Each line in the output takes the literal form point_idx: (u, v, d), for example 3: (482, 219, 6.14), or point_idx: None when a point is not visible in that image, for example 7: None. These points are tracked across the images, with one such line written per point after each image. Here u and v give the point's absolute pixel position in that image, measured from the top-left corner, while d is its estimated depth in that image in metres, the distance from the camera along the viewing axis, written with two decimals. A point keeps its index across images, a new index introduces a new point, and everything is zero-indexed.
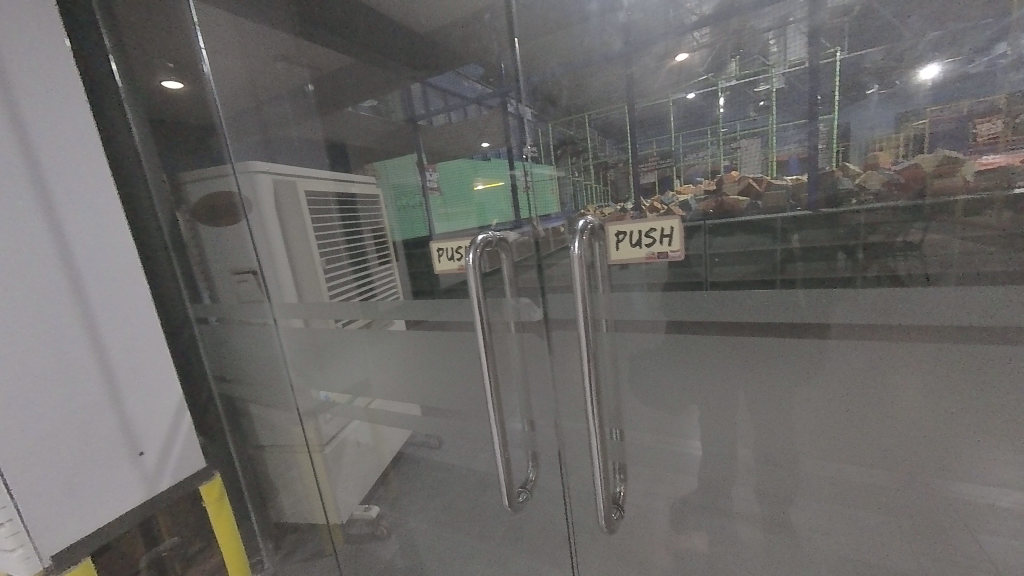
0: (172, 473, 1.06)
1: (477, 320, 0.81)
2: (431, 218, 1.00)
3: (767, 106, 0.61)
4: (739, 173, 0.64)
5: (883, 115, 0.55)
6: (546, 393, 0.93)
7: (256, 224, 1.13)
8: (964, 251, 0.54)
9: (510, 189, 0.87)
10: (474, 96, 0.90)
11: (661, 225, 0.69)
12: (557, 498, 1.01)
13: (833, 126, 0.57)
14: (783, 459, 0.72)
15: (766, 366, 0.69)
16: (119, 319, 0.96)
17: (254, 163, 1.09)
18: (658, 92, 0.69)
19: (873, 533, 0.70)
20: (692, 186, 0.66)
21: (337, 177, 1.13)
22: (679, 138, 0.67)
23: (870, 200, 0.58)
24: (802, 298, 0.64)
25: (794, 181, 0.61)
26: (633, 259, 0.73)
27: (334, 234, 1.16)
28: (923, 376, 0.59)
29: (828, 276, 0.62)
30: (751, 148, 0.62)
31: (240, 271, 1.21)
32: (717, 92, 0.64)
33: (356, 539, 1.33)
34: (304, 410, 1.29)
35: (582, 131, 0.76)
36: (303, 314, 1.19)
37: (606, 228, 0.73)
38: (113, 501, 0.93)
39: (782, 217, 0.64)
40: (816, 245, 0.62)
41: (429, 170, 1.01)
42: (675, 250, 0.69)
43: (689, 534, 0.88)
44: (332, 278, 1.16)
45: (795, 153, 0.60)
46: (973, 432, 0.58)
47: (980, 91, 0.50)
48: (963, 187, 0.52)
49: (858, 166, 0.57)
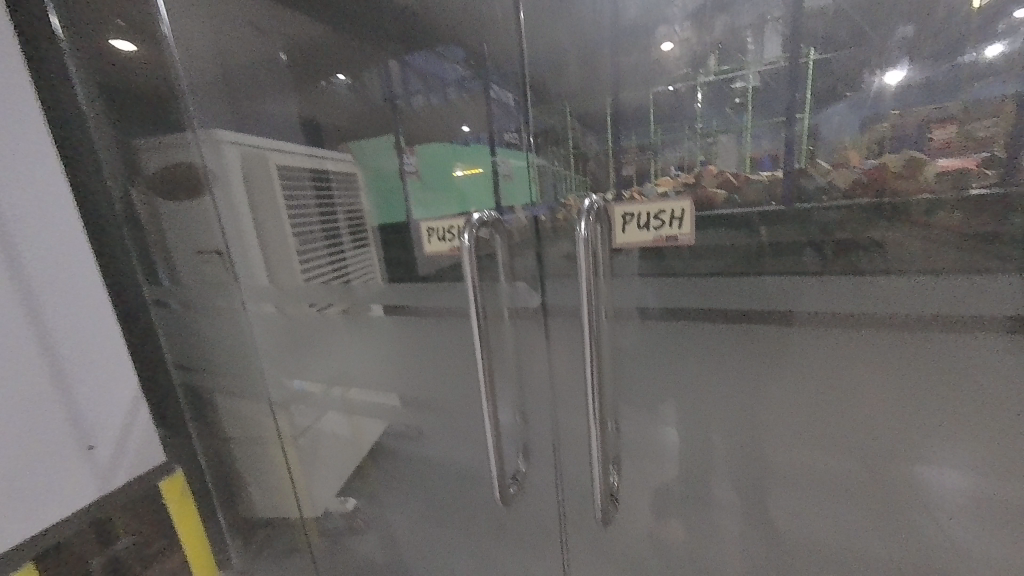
0: (127, 469, 1.09)
1: (471, 307, 0.81)
2: (410, 202, 0.96)
3: (743, 103, 0.63)
4: (716, 168, 0.65)
5: (851, 117, 0.58)
6: (540, 383, 0.92)
7: (223, 199, 1.09)
8: (926, 248, 0.57)
9: (492, 177, 0.85)
10: (455, 78, 0.86)
11: (670, 207, 0.68)
12: (547, 494, 0.99)
13: (805, 125, 0.60)
14: (757, 449, 0.75)
15: (752, 354, 0.71)
16: (70, 319, 0.98)
17: (223, 132, 1.05)
18: (642, 82, 0.69)
19: (848, 521, 0.72)
20: (671, 179, 0.68)
21: (312, 151, 1.03)
22: (659, 131, 0.68)
23: (839, 197, 0.60)
24: (773, 287, 0.66)
25: (769, 177, 0.63)
26: (637, 241, 0.72)
27: (308, 206, 1.05)
28: (879, 362, 0.63)
29: (797, 269, 0.64)
30: (729, 144, 0.64)
31: (203, 251, 1.13)
32: (697, 87, 0.66)
33: (330, 538, 1.27)
34: (276, 402, 1.22)
35: (563, 121, 0.76)
36: (275, 300, 1.14)
37: (611, 210, 0.71)
38: (67, 494, 0.97)
39: (759, 212, 0.64)
40: (789, 240, 0.64)
41: (408, 153, 0.95)
42: (686, 235, 0.69)
43: (672, 524, 0.87)
44: (305, 259, 1.08)
45: (767, 151, 0.63)
46: (929, 413, 0.62)
47: (940, 99, 0.54)
48: (923, 188, 0.56)
49: (828, 164, 0.60)
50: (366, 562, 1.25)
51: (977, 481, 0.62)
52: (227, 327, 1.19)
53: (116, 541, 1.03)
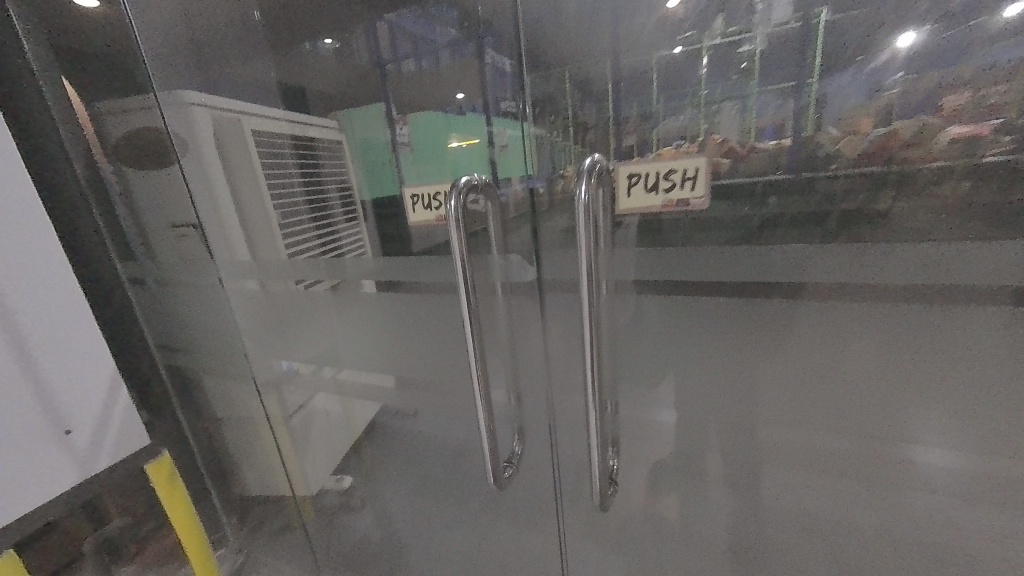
0: (110, 452, 1.04)
1: (460, 282, 0.78)
2: (403, 174, 0.91)
3: (749, 68, 0.60)
4: (720, 138, 0.62)
5: (858, 83, 0.55)
6: (536, 362, 0.92)
7: (196, 168, 1.06)
8: (931, 218, 0.55)
9: (487, 148, 0.81)
10: (446, 40, 0.81)
11: (682, 166, 0.64)
12: (541, 470, 1.02)
13: (812, 93, 0.58)
14: (745, 426, 0.76)
15: (753, 327, 0.70)
16: (28, 296, 0.89)
17: (191, 95, 1.01)
18: (645, 46, 0.65)
19: (837, 494, 0.74)
20: (674, 149, 0.65)
21: (292, 117, 0.98)
22: (660, 99, 0.65)
23: (846, 166, 0.58)
24: (778, 259, 0.64)
25: (776, 146, 0.60)
26: (645, 207, 0.68)
27: (291, 178, 1.03)
28: (875, 340, 0.63)
29: (801, 241, 0.62)
30: (732, 112, 0.62)
31: (179, 224, 1.12)
32: (701, 51, 0.62)
33: (328, 513, 1.32)
34: (264, 381, 1.25)
35: (562, 88, 0.72)
36: (258, 276, 1.14)
37: (616, 171, 0.68)
38: (42, 480, 0.93)
39: (764, 181, 0.62)
40: (793, 212, 0.62)
41: (401, 124, 0.90)
42: (700, 197, 0.65)
43: (664, 498, 0.89)
44: (288, 232, 1.07)
45: (772, 120, 0.60)
46: (917, 391, 0.63)
47: (952, 62, 0.51)
48: (930, 156, 0.54)
49: (835, 132, 0.57)
50: (363, 538, 1.30)
51: (951, 459, 0.64)
52: (218, 302, 1.20)
53: (110, 521, 1.05)
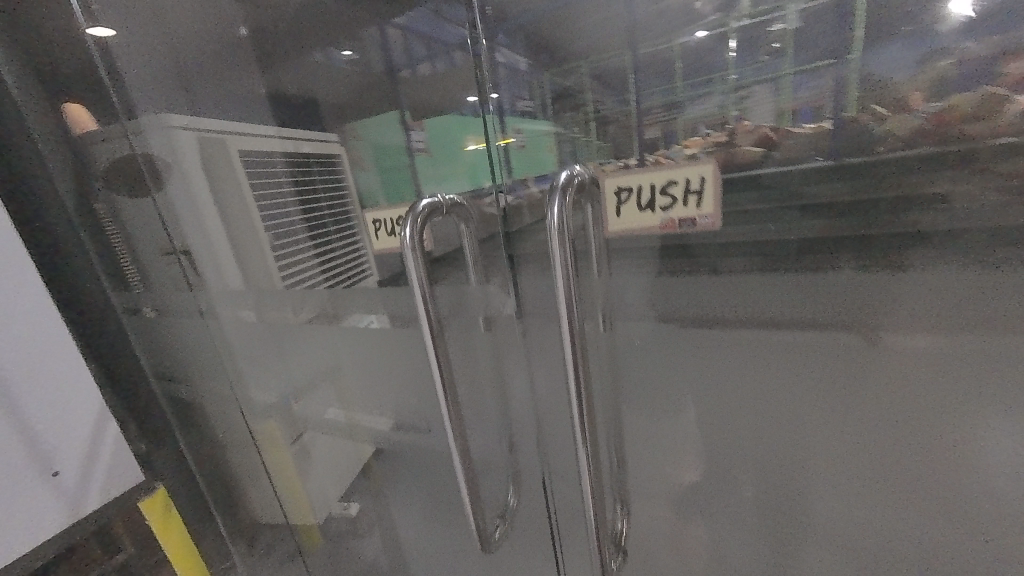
0: (99, 493, 0.93)
1: (421, 313, 0.75)
2: (422, 179, 0.86)
3: (781, 47, 0.56)
4: (750, 123, 0.58)
5: (907, 54, 0.51)
6: (523, 383, 0.91)
7: (183, 191, 0.97)
8: (992, 201, 0.54)
9: (501, 151, 0.76)
10: (459, 39, 0.78)
11: (687, 176, 0.59)
12: (535, 482, 0.95)
13: (854, 69, 0.53)
14: (800, 453, 0.72)
15: (833, 363, 0.66)
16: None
17: (174, 116, 0.93)
18: (665, 33, 0.61)
19: (895, 511, 0.69)
20: (700, 139, 0.59)
21: (283, 132, 0.95)
22: (685, 87, 0.60)
23: (899, 148, 0.55)
24: (846, 281, 0.62)
25: (813, 129, 0.57)
26: (637, 225, 0.63)
27: (284, 197, 0.99)
28: (940, 353, 0.61)
29: (849, 232, 0.60)
30: (763, 96, 0.57)
31: (168, 253, 1.03)
32: (729, 33, 0.58)
33: (335, 537, 1.22)
34: (258, 404, 1.14)
35: (580, 82, 0.67)
36: (254, 301, 1.06)
37: (603, 184, 0.63)
38: (21, 528, 0.81)
39: (801, 168, 0.59)
40: (842, 199, 0.59)
41: (417, 127, 0.87)
42: (704, 212, 0.60)
43: (693, 521, 0.83)
44: (284, 255, 1.00)
45: (808, 101, 0.56)
46: (990, 405, 0.60)
47: (1010, 25, 0.47)
48: (992, 133, 0.51)
49: (885, 109, 0.53)
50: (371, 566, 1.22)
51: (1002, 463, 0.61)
52: (212, 336, 1.09)
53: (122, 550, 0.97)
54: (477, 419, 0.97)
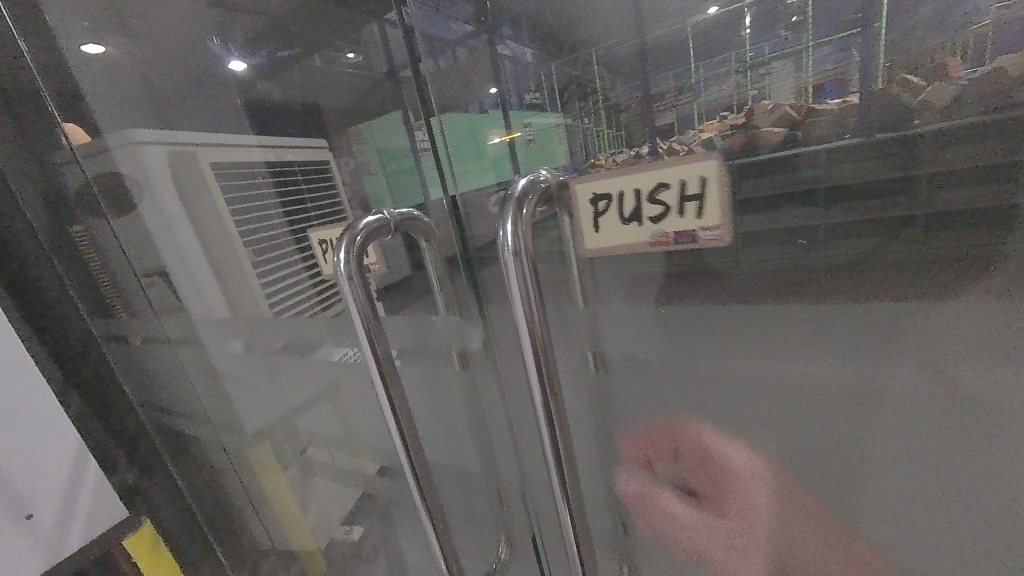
0: (82, 528, 0.78)
1: (364, 347, 0.76)
2: (428, 183, 0.89)
3: (801, 21, 0.49)
4: (770, 103, 0.51)
5: (942, 17, 0.44)
6: (523, 410, 0.94)
7: (152, 212, 0.88)
8: None
9: (507, 147, 0.73)
10: (461, 36, 0.76)
11: (686, 176, 0.52)
12: (516, 495, 1.03)
13: (881, 37, 0.46)
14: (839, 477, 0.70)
15: (875, 392, 0.67)
16: None
17: (133, 129, 0.85)
18: (675, 11, 0.56)
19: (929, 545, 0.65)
20: (717, 122, 0.53)
21: (264, 142, 0.92)
22: (698, 68, 0.54)
23: (937, 119, 0.49)
24: (878, 279, 0.64)
25: (841, 105, 0.50)
26: (622, 237, 0.58)
27: (270, 211, 0.95)
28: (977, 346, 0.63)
29: (875, 216, 0.58)
30: (784, 72, 0.50)
31: (144, 273, 0.92)
32: (745, 8, 0.52)
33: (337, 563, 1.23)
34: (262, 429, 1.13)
35: (588, 71, 0.62)
36: (246, 330, 1.02)
37: (575, 190, 0.60)
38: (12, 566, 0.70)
39: (825, 148, 0.54)
40: (869, 178, 0.55)
41: (420, 128, 0.87)
42: (705, 225, 0.53)
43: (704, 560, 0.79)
44: (271, 275, 0.98)
45: (834, 74, 0.48)
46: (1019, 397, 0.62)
47: None
48: None
49: (920, 79, 0.47)
50: None
51: None
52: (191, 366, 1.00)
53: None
54: (460, 450, 1.09)
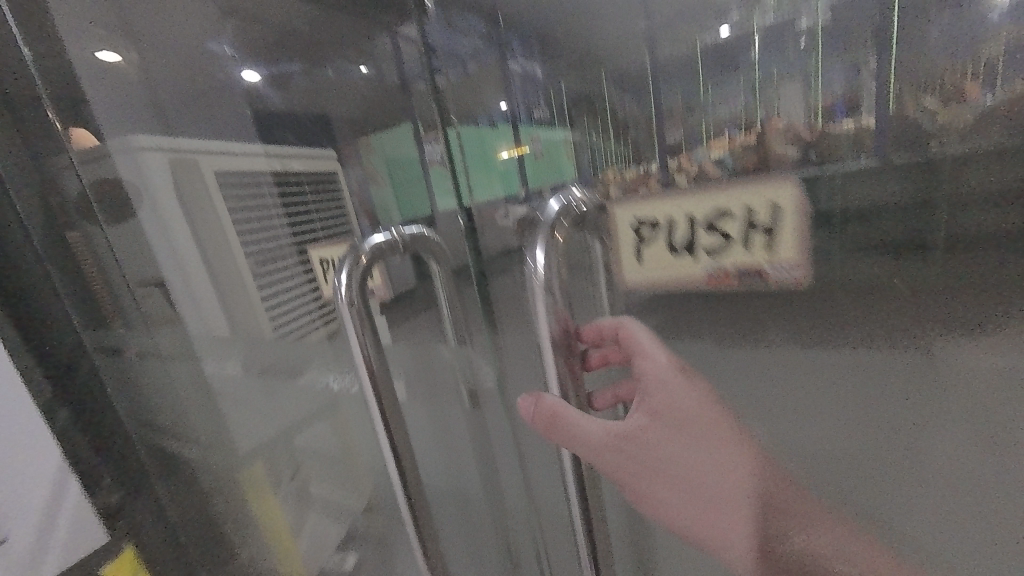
0: (60, 549, 0.76)
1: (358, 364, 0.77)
2: (438, 194, 0.88)
3: (810, 44, 0.50)
4: (781, 122, 0.52)
5: (950, 42, 0.45)
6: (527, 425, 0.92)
7: (151, 221, 0.89)
8: None
9: (516, 160, 0.74)
10: (472, 51, 0.77)
11: (753, 208, 0.54)
12: (521, 517, 0.99)
13: (891, 61, 0.47)
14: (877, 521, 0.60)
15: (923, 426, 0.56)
16: None
17: (137, 137, 0.87)
18: (684, 29, 0.56)
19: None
20: (728, 140, 0.55)
21: (271, 150, 0.90)
22: (707, 86, 0.55)
23: (955, 140, 0.47)
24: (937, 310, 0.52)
25: (854, 126, 0.50)
26: (674, 270, 0.59)
27: (274, 221, 0.92)
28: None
29: (911, 244, 0.51)
30: (791, 93, 0.52)
31: (141, 285, 0.92)
32: (754, 29, 0.52)
33: None
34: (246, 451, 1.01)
35: (597, 86, 0.62)
36: (241, 347, 0.97)
37: (610, 214, 0.62)
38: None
39: (838, 171, 0.51)
40: (891, 204, 0.51)
41: (430, 140, 0.86)
42: (779, 261, 0.55)
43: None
44: (273, 288, 0.94)
45: (842, 95, 0.49)
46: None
47: None
48: None
49: (936, 102, 0.47)
50: None
51: None
52: (186, 379, 0.97)
53: None
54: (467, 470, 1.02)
